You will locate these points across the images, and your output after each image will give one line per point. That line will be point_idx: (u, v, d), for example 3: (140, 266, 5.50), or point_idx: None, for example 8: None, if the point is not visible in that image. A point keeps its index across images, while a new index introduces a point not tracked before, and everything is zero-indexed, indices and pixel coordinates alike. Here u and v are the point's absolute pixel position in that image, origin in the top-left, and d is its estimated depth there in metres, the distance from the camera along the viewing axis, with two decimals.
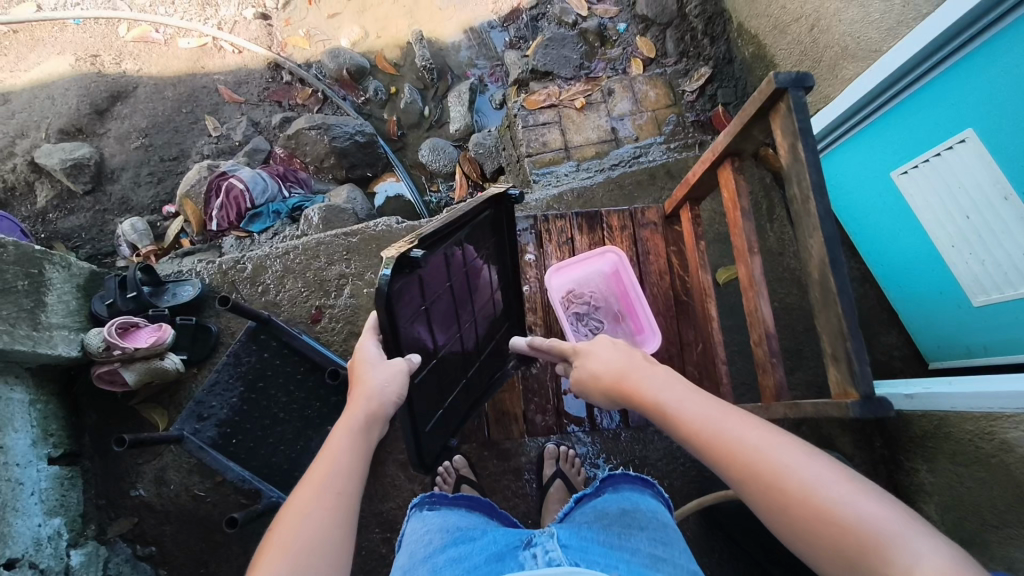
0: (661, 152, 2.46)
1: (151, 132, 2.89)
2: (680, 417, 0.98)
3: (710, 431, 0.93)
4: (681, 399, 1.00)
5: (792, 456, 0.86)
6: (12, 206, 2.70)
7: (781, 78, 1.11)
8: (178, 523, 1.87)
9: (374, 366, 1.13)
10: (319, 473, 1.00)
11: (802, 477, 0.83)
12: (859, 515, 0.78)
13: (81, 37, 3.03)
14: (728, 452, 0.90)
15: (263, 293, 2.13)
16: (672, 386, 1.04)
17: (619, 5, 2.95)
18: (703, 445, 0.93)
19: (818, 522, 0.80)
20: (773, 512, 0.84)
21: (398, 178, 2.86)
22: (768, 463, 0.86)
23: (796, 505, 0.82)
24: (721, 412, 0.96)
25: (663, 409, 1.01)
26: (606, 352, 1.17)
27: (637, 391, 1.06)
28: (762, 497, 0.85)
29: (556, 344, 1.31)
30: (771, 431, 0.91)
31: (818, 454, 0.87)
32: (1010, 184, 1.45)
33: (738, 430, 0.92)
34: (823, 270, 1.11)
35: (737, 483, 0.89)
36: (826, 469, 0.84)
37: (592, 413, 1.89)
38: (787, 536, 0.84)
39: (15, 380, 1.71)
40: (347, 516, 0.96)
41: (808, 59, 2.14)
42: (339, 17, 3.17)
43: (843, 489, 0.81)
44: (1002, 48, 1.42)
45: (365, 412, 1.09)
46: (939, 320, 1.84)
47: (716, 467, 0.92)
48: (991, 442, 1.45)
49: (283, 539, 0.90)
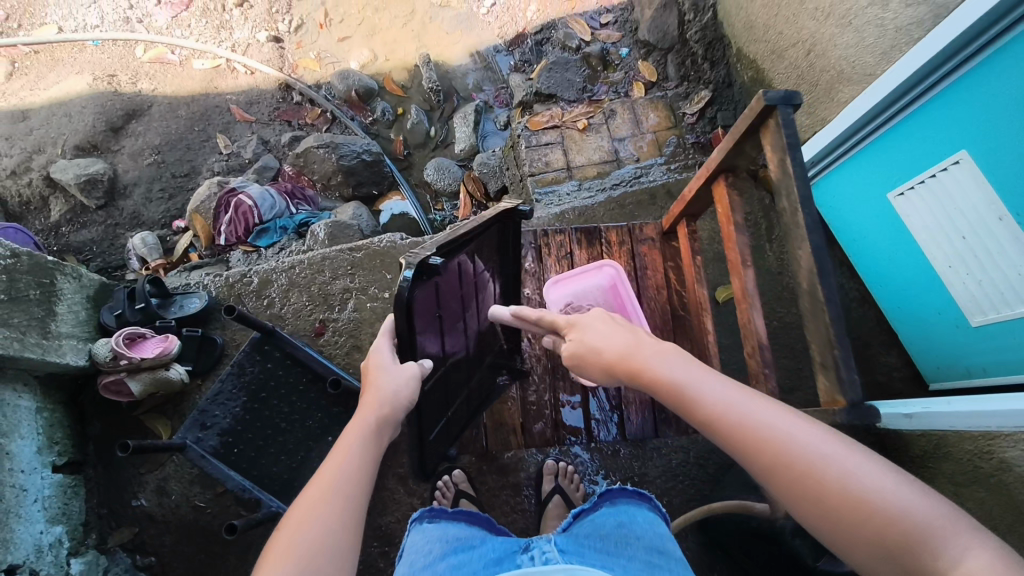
0: (662, 173, 2.50)
1: (164, 149, 2.97)
2: (701, 400, 0.93)
3: (735, 418, 0.90)
4: (699, 381, 0.96)
5: (825, 445, 0.84)
6: (27, 220, 2.77)
7: (770, 95, 1.15)
8: (178, 535, 1.87)
9: (386, 370, 1.14)
10: (326, 475, 1.01)
11: (839, 469, 0.82)
12: (899, 507, 0.77)
13: (99, 58, 3.13)
14: (759, 441, 0.87)
15: (268, 306, 2.17)
16: (687, 367, 0.98)
17: (621, 31, 3.04)
18: (729, 431, 0.89)
19: (858, 515, 0.78)
20: (807, 503, 0.82)
21: (403, 197, 2.91)
22: (802, 453, 0.84)
23: (834, 498, 0.80)
24: (745, 398, 0.92)
25: (682, 394, 0.96)
26: (607, 327, 1.10)
27: (649, 372, 0.99)
28: (796, 489, 0.83)
29: (545, 317, 1.20)
30: (799, 419, 0.89)
31: (849, 441, 0.86)
32: (1004, 205, 1.47)
33: (767, 418, 0.89)
34: (812, 281, 1.14)
35: (768, 474, 0.86)
36: (861, 459, 0.82)
37: (590, 424, 1.92)
38: (820, 529, 0.82)
39: (23, 387, 1.74)
40: (353, 518, 0.97)
41: (805, 82, 2.19)
42: (349, 40, 3.26)
43: (882, 480, 0.80)
44: (993, 71, 1.46)
45: (376, 416, 1.11)
46: (936, 340, 1.86)
47: (739, 453, 0.89)
48: (990, 461, 1.44)
49: (290, 541, 0.91)
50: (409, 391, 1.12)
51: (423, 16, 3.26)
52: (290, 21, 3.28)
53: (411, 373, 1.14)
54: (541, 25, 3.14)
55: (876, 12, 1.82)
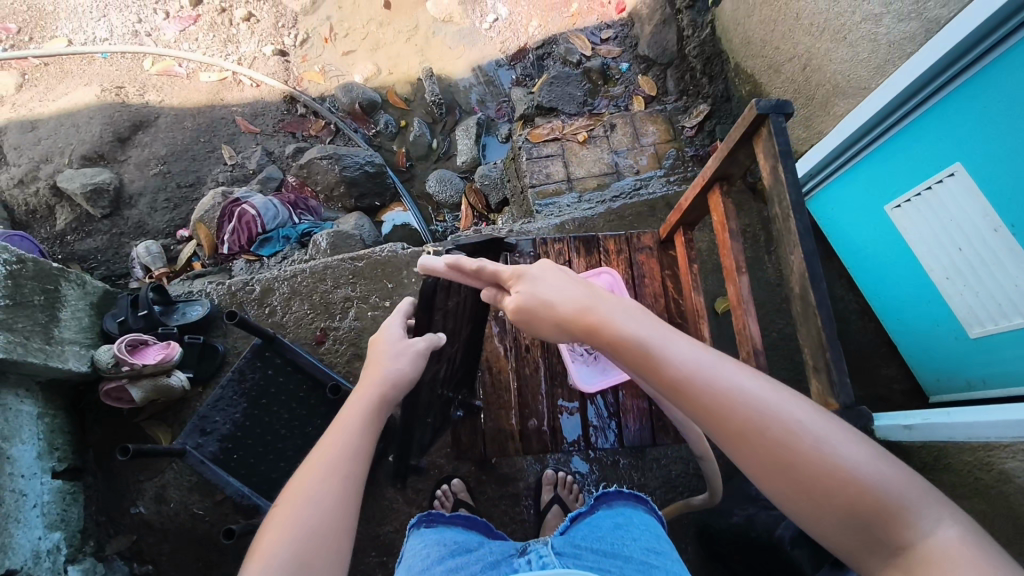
0: (661, 185, 2.53)
1: (169, 160, 3.01)
2: (667, 359, 0.88)
3: (705, 379, 0.85)
4: (664, 340, 0.90)
5: (798, 411, 0.81)
6: (33, 228, 2.80)
7: (762, 104, 1.18)
8: (177, 542, 1.88)
9: (386, 356, 1.18)
10: (324, 451, 1.02)
11: (814, 436, 0.79)
12: (874, 477, 0.75)
13: (107, 70, 3.18)
14: (729, 404, 0.82)
15: (270, 314, 2.19)
16: (650, 324, 0.93)
17: (621, 46, 3.09)
18: (697, 393, 0.84)
19: (832, 485, 0.76)
20: (775, 471, 0.79)
21: (405, 209, 2.95)
22: (774, 418, 0.80)
23: (807, 467, 0.77)
24: (713, 360, 0.87)
25: (647, 352, 0.89)
26: (562, 283, 1.05)
27: (609, 328, 0.93)
28: (766, 457, 0.79)
29: (485, 267, 1.14)
30: (768, 383, 0.85)
31: (818, 408, 0.83)
32: (999, 216, 1.49)
33: (737, 381, 0.85)
34: (804, 285, 1.15)
35: (736, 438, 0.81)
36: (835, 426, 0.80)
37: (587, 432, 1.71)
38: (785, 498, 0.79)
39: (25, 393, 1.75)
40: (350, 496, 0.99)
41: (801, 96, 2.22)
42: (353, 54, 3.32)
43: (854, 449, 0.78)
44: (984, 86, 1.49)
45: (378, 392, 1.13)
46: (936, 352, 1.86)
47: (705, 416, 0.84)
48: (990, 473, 1.43)
49: (285, 517, 0.92)
50: (410, 371, 1.17)
51: (427, 31, 3.31)
52: (296, 35, 3.34)
53: (413, 354, 1.20)
54: (542, 40, 3.19)
55: (869, 27, 1.85)
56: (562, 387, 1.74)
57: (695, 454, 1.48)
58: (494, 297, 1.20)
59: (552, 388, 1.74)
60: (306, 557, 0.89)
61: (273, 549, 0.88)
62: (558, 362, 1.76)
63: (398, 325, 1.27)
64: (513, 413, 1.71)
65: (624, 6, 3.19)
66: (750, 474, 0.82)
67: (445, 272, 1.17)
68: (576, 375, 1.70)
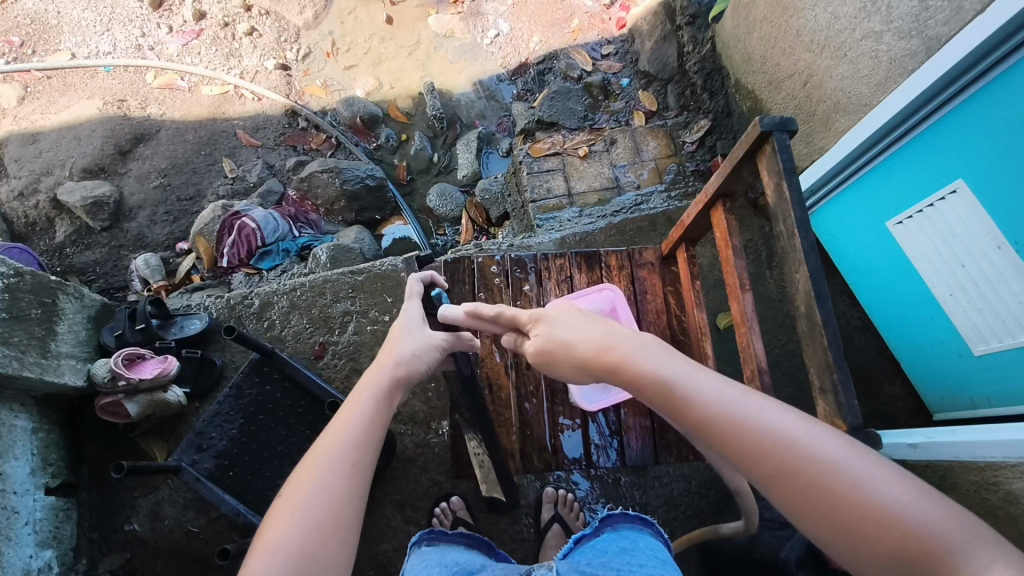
0: (662, 201, 2.53)
1: (170, 172, 3.01)
2: (692, 399, 0.88)
3: (733, 419, 0.84)
4: (688, 378, 0.90)
5: (833, 448, 0.79)
6: (32, 240, 2.79)
7: (766, 121, 1.17)
8: (170, 560, 1.85)
9: (408, 337, 1.22)
10: (333, 435, 1.00)
11: (852, 476, 0.76)
12: (920, 520, 0.71)
13: (110, 83, 3.19)
14: (760, 445, 0.81)
15: (268, 328, 2.17)
16: (673, 362, 0.94)
17: (622, 62, 3.12)
18: (727, 434, 0.84)
19: (874, 528, 0.72)
20: (812, 512, 0.77)
21: (405, 222, 2.92)
22: (807, 457, 0.79)
23: (846, 509, 0.74)
24: (742, 397, 0.87)
25: (671, 392, 0.90)
26: (584, 324, 1.09)
27: (630, 366, 0.95)
28: (801, 499, 0.77)
29: (503, 313, 1.29)
30: (801, 419, 0.84)
31: (857, 443, 0.81)
32: (1002, 234, 1.48)
33: (766, 418, 0.84)
34: (809, 304, 1.14)
35: (770, 480, 0.80)
36: (874, 465, 0.77)
37: (589, 451, 1.68)
38: (825, 541, 0.76)
39: (20, 407, 1.74)
40: (359, 483, 0.96)
41: (802, 112, 2.23)
42: (355, 68, 3.34)
43: (897, 488, 0.74)
44: (987, 103, 1.48)
45: (391, 373, 1.12)
46: (941, 371, 1.84)
47: (738, 458, 0.83)
48: (996, 493, 1.40)
49: (291, 506, 0.91)
50: (428, 352, 1.21)
51: (428, 46, 3.33)
52: (298, 49, 3.37)
53: (432, 341, 1.24)
54: (544, 55, 3.22)
55: (870, 44, 1.85)
56: (563, 405, 1.72)
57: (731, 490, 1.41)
58: (513, 340, 1.33)
59: (552, 405, 1.72)
60: (312, 549, 0.87)
61: (277, 541, 0.87)
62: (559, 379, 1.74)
63: (416, 311, 1.32)
64: (513, 431, 1.68)
65: (624, 22, 3.23)
66: (790, 516, 0.80)
67: (465, 319, 1.35)
68: (576, 392, 1.70)
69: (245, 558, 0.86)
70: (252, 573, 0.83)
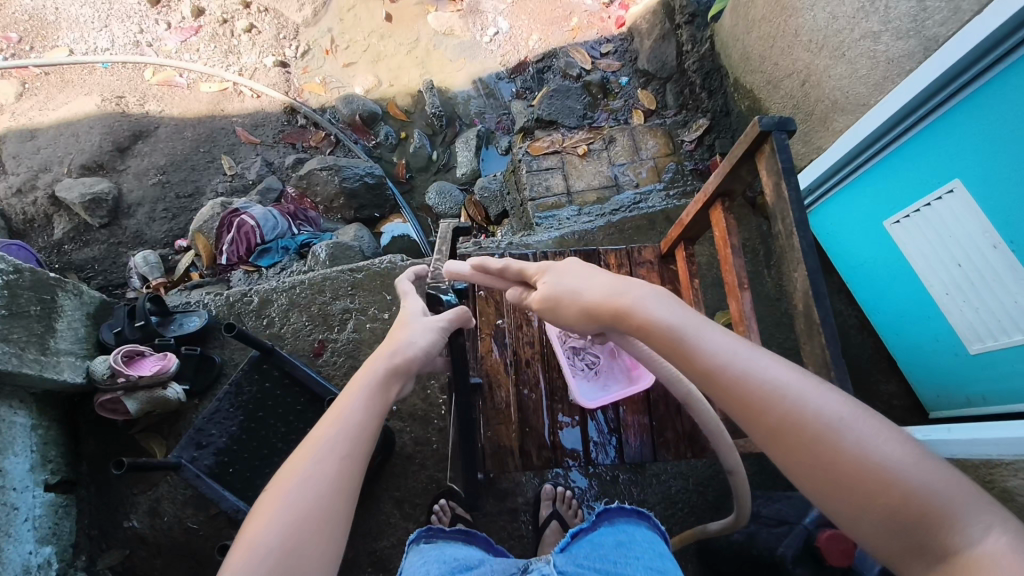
0: (660, 199, 2.54)
1: (168, 169, 3.00)
2: (698, 349, 0.89)
3: (739, 371, 0.85)
4: (697, 330, 0.91)
5: (839, 407, 0.79)
6: (30, 237, 2.78)
7: (765, 121, 1.18)
8: (169, 557, 1.85)
9: (411, 328, 1.22)
10: (323, 430, 0.99)
11: (854, 435, 0.75)
12: (920, 482, 0.70)
13: (108, 80, 3.18)
14: (764, 397, 0.82)
15: (267, 325, 2.17)
16: (682, 313, 0.94)
17: (621, 60, 3.12)
18: (731, 383, 0.85)
19: (871, 485, 0.72)
20: (809, 466, 0.77)
21: (404, 220, 2.92)
22: (810, 412, 0.79)
23: (845, 464, 0.74)
24: (751, 352, 0.87)
25: (679, 341, 0.91)
26: (595, 276, 1.10)
27: (637, 314, 0.97)
28: (800, 452, 0.77)
29: (509, 266, 1.32)
30: (808, 378, 0.84)
31: (864, 407, 0.79)
32: (998, 233, 1.48)
33: (773, 373, 0.84)
34: (807, 303, 1.15)
35: (770, 432, 0.80)
36: (880, 426, 0.76)
37: (588, 446, 1.69)
38: (820, 496, 0.76)
39: (19, 405, 1.74)
40: (348, 477, 0.96)
41: (800, 112, 2.24)
42: (354, 66, 3.33)
43: (900, 450, 0.73)
44: (985, 104, 1.49)
45: (387, 364, 1.12)
46: (938, 368, 1.85)
47: (740, 409, 0.84)
48: (990, 490, 1.41)
49: (276, 501, 0.90)
50: (427, 343, 1.19)
51: (428, 44, 3.33)
52: (297, 47, 3.36)
53: (434, 331, 1.23)
54: (543, 54, 3.22)
55: (868, 44, 1.86)
56: (562, 403, 1.73)
57: (725, 469, 1.35)
58: (518, 295, 1.32)
59: (551, 402, 1.73)
60: (295, 544, 0.86)
61: (261, 535, 0.86)
62: (558, 377, 1.74)
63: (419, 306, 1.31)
64: (512, 428, 1.69)
65: (624, 20, 3.23)
66: (788, 471, 0.80)
67: (471, 272, 1.38)
68: (576, 390, 1.65)
69: (231, 550, 0.86)
70: (234, 568, 0.83)
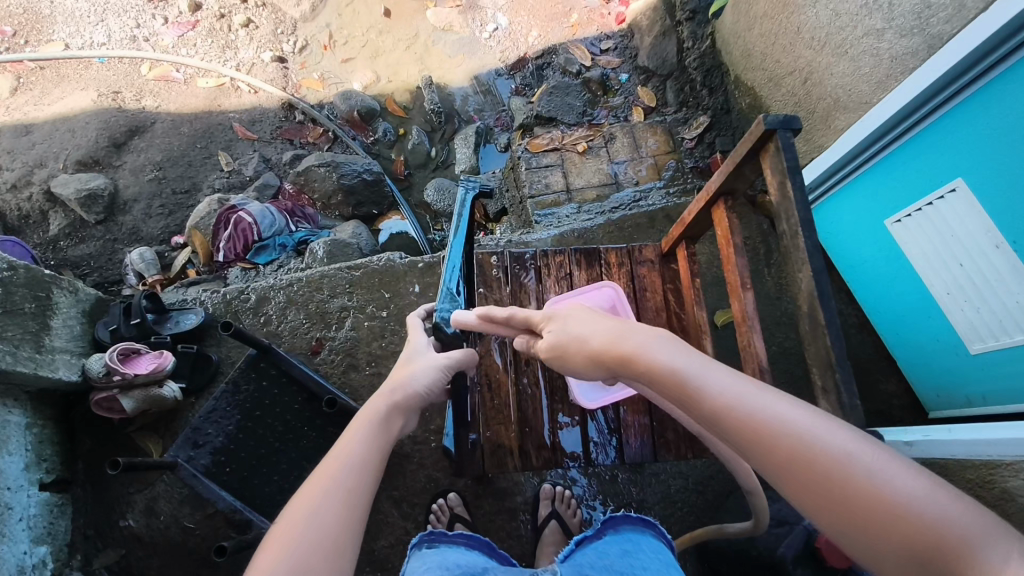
0: (661, 197, 2.51)
1: (165, 165, 2.98)
2: (703, 391, 0.88)
3: (745, 410, 0.84)
4: (699, 369, 0.90)
5: (847, 441, 0.79)
6: (25, 233, 2.76)
7: (769, 120, 1.16)
8: (165, 556, 1.84)
9: (413, 365, 1.24)
10: (331, 466, 1.00)
11: (866, 468, 0.75)
12: (938, 513, 0.69)
13: (104, 75, 3.16)
14: (773, 437, 0.81)
15: (265, 323, 2.16)
16: (682, 353, 0.93)
17: (621, 57, 3.11)
18: (737, 424, 0.84)
19: (889, 522, 0.71)
20: (825, 504, 0.76)
21: (403, 217, 2.91)
22: (819, 450, 0.78)
23: (861, 502, 0.74)
24: (755, 389, 0.86)
25: (683, 383, 0.90)
26: (594, 319, 1.09)
27: (639, 358, 0.96)
28: (814, 491, 0.77)
29: (515, 315, 1.27)
30: (816, 412, 0.83)
31: (872, 437, 0.80)
32: (1001, 233, 1.47)
33: (779, 410, 0.83)
34: (811, 304, 1.13)
35: (783, 472, 0.80)
36: (892, 458, 0.76)
37: (588, 446, 1.68)
38: (838, 533, 0.76)
39: (14, 403, 1.73)
40: (355, 512, 0.96)
41: (802, 109, 2.22)
42: (352, 62, 3.31)
43: (912, 480, 0.73)
44: (988, 102, 1.48)
45: (390, 399, 1.14)
46: (939, 369, 1.84)
47: (750, 450, 0.83)
48: (991, 491, 1.41)
49: (286, 537, 0.89)
50: (429, 380, 1.22)
51: (426, 40, 3.31)
52: (295, 42, 3.34)
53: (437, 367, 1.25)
54: (542, 50, 3.20)
55: (871, 42, 1.85)
56: (562, 402, 1.72)
57: (745, 490, 1.39)
58: (526, 343, 1.29)
59: (551, 402, 1.71)
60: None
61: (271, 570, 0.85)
62: (558, 376, 1.73)
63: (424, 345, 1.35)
64: (512, 428, 1.68)
65: (624, 17, 3.21)
66: (804, 509, 0.80)
67: (478, 323, 1.33)
68: (576, 391, 1.69)
69: None
70: None
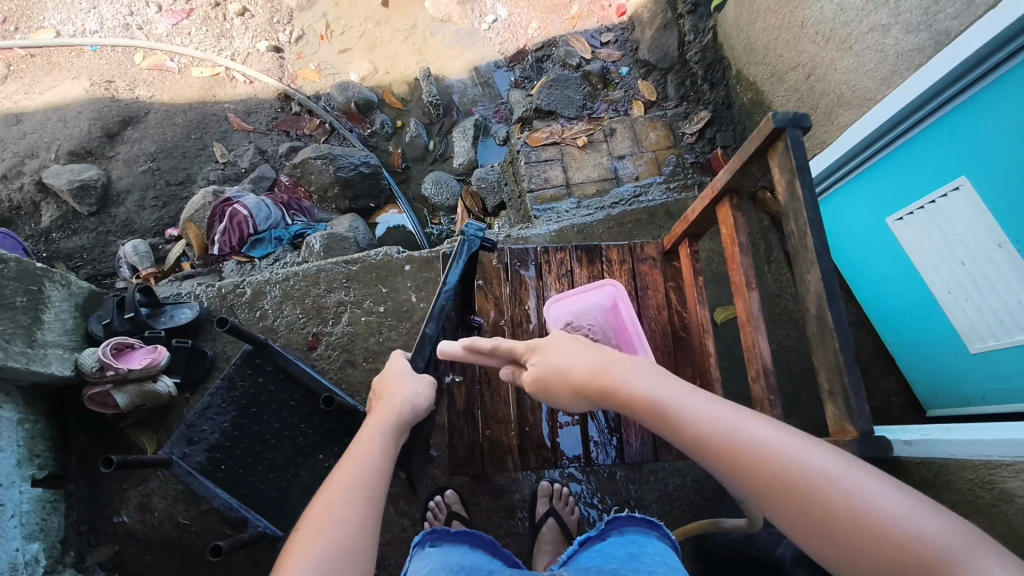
0: (661, 192, 2.50)
1: (159, 157, 2.93)
2: (685, 419, 0.91)
3: (726, 436, 0.87)
4: (681, 399, 0.93)
5: (825, 463, 0.81)
6: (17, 224, 2.72)
7: (779, 117, 1.14)
8: (160, 552, 1.83)
9: (402, 382, 1.28)
10: (345, 477, 1.03)
11: (845, 487, 0.78)
12: (916, 530, 0.73)
13: (97, 63, 3.11)
14: (756, 460, 0.84)
15: (261, 318, 2.13)
16: (663, 383, 0.96)
17: (621, 50, 3.06)
18: (720, 451, 0.86)
19: (870, 541, 0.74)
20: (808, 525, 0.79)
21: (400, 211, 2.87)
22: (800, 471, 0.81)
23: (845, 522, 0.77)
24: (736, 416, 0.89)
25: (666, 413, 0.92)
26: (575, 348, 1.10)
27: (621, 389, 0.98)
28: (797, 512, 0.80)
29: (501, 345, 1.25)
30: (793, 434, 0.87)
31: (850, 458, 0.83)
32: (1004, 232, 1.45)
33: (759, 434, 0.86)
34: (820, 305, 1.12)
35: (766, 496, 0.82)
36: (868, 476, 0.79)
37: (588, 446, 1.67)
38: (824, 553, 0.79)
39: (5, 398, 1.70)
40: (372, 517, 0.99)
41: (804, 105, 2.21)
42: (349, 52, 3.26)
43: (890, 498, 0.77)
44: (995, 99, 1.46)
45: (397, 415, 1.20)
46: (938, 368, 1.83)
47: (733, 476, 0.85)
48: (991, 491, 1.40)
49: (308, 543, 0.92)
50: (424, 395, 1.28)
51: (424, 31, 3.27)
52: (291, 31, 3.29)
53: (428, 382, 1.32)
54: (542, 42, 3.16)
55: (876, 38, 1.83)
56: None
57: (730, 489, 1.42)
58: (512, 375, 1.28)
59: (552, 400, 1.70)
60: None
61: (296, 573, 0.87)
62: None
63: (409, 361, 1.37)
64: (512, 427, 1.66)
65: (624, 9, 3.17)
66: (789, 532, 0.82)
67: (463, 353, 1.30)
68: None
69: None
70: None
